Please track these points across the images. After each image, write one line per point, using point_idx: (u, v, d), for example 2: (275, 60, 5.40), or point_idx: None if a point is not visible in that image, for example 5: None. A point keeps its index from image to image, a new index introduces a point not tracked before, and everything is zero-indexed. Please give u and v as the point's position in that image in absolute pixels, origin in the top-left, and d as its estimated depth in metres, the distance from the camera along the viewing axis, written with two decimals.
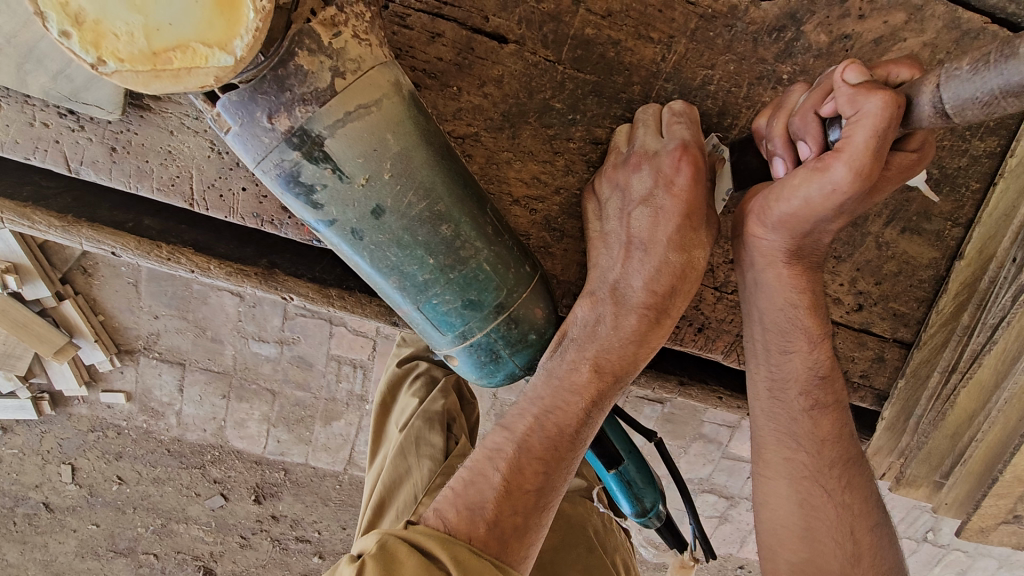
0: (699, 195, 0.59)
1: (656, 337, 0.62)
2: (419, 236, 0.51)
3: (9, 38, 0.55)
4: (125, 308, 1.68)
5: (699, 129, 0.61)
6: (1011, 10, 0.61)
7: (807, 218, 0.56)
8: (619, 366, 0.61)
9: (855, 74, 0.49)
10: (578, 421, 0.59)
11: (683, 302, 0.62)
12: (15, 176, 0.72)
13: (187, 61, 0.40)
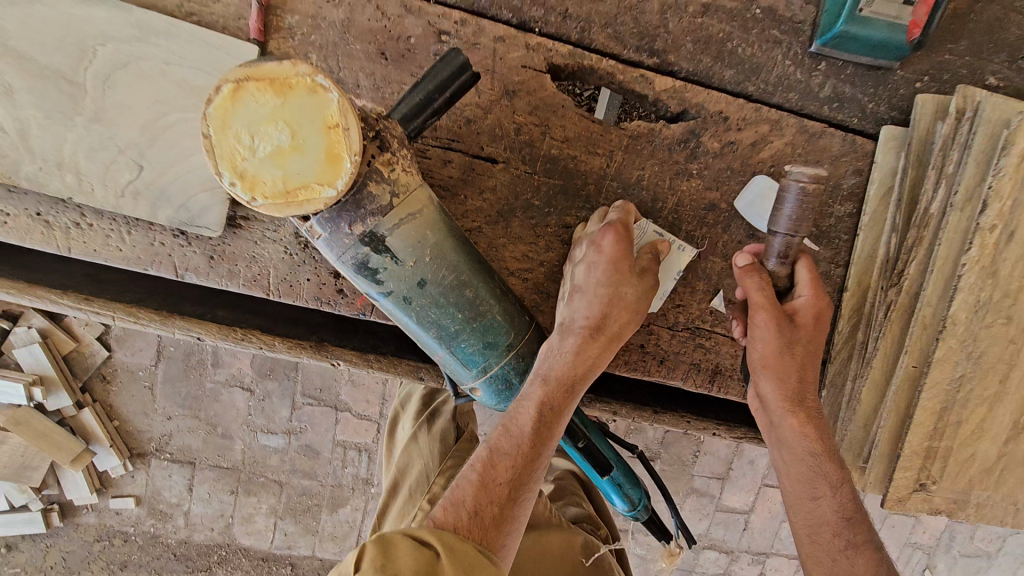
0: (619, 251, 0.79)
1: (599, 351, 0.80)
2: (450, 298, 0.72)
3: (147, 184, 0.77)
4: (139, 412, 1.92)
5: (625, 213, 0.83)
6: (840, 118, 0.90)
7: (769, 357, 0.84)
8: (574, 379, 0.77)
9: (741, 257, 0.84)
10: (538, 422, 0.75)
11: (620, 330, 0.81)
12: (120, 286, 0.93)
13: (307, 194, 0.62)
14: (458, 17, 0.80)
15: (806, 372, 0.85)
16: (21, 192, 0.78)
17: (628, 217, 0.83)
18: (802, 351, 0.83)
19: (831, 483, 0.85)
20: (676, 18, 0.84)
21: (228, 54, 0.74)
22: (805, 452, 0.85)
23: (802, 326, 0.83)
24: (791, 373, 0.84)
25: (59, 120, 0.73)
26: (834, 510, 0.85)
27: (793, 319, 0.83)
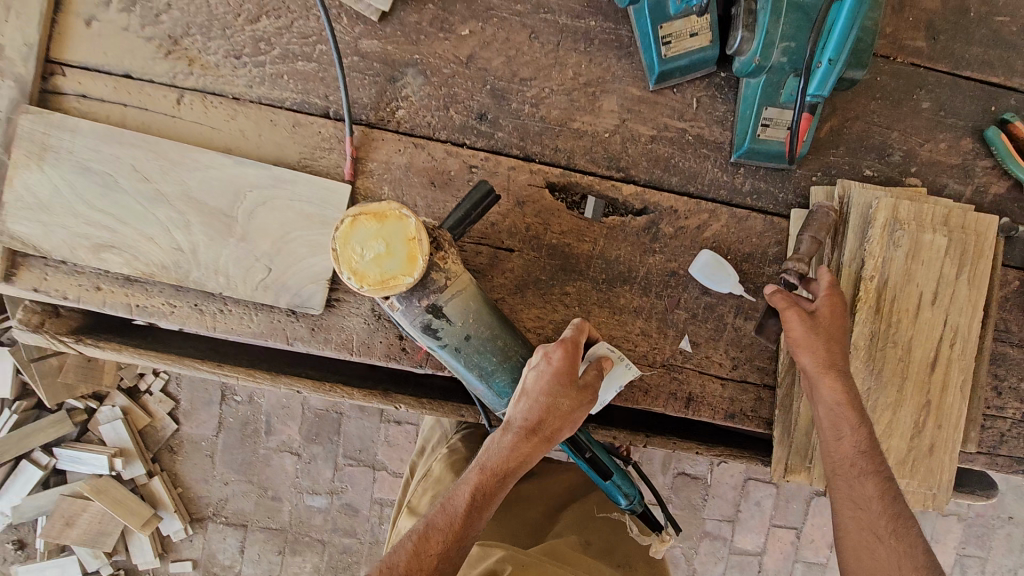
0: (560, 365, 1.00)
1: (533, 450, 1.00)
2: (487, 348, 1.04)
3: (272, 280, 1.10)
4: (199, 478, 2.29)
5: (574, 335, 1.03)
6: (761, 204, 1.24)
7: (801, 340, 1.04)
8: (503, 474, 1.00)
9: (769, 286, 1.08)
10: (467, 504, 0.98)
11: (553, 430, 1.00)
12: (238, 355, 1.26)
13: (393, 282, 0.93)
14: (483, 155, 1.17)
15: (834, 344, 1.04)
16: (182, 290, 1.12)
17: (578, 338, 1.03)
18: (825, 330, 1.02)
19: (851, 423, 1.03)
20: (634, 146, 1.21)
21: (332, 193, 1.11)
22: (834, 403, 1.04)
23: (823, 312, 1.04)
24: (820, 347, 1.03)
25: (217, 241, 1.09)
26: (854, 443, 1.03)
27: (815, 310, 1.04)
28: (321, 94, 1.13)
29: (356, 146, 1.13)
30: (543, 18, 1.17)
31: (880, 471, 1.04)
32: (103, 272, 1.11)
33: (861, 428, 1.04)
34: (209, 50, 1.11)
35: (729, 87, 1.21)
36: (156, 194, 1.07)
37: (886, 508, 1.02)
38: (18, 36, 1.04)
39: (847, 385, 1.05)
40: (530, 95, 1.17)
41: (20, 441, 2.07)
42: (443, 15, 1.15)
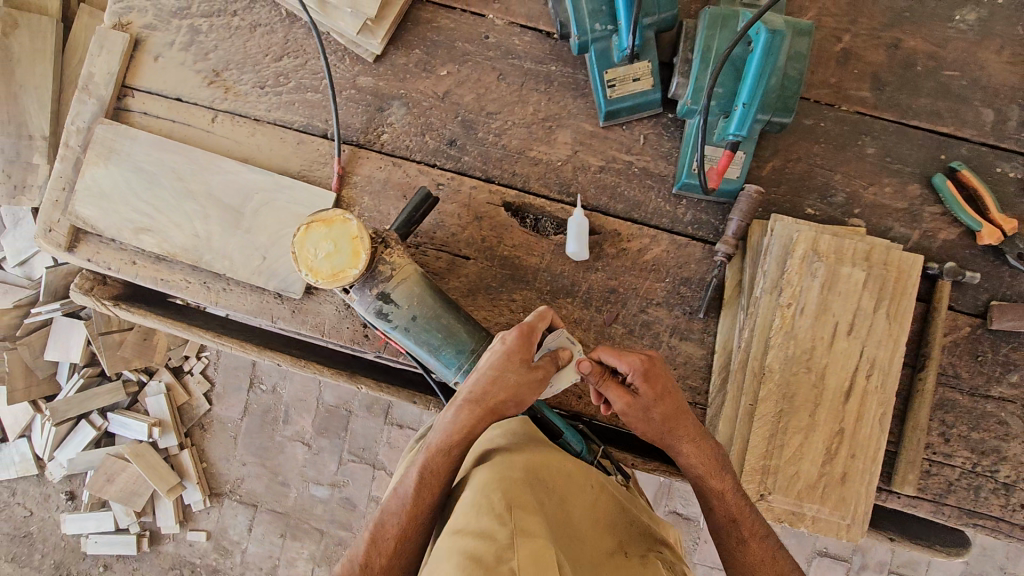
0: (511, 345, 1.12)
1: (480, 423, 1.11)
2: (431, 325, 1.21)
3: (264, 265, 1.33)
4: (222, 457, 2.56)
5: (532, 323, 1.15)
6: (700, 234, 1.34)
7: (647, 429, 1.14)
8: (451, 451, 1.11)
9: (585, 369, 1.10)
10: (416, 482, 1.09)
11: (496, 404, 1.10)
12: (251, 337, 1.55)
13: (340, 276, 1.13)
14: (449, 175, 1.36)
15: (674, 418, 1.12)
16: (196, 269, 1.37)
17: (535, 325, 1.15)
18: (659, 416, 1.12)
19: (719, 496, 1.11)
20: (584, 174, 1.36)
21: (318, 198, 1.33)
22: (696, 473, 1.12)
23: (649, 394, 1.11)
24: (666, 426, 1.12)
25: (226, 232, 1.33)
26: (724, 512, 1.11)
27: (640, 396, 1.11)
28: (323, 119, 1.38)
29: (345, 162, 1.37)
30: (510, 62, 1.37)
31: (757, 531, 1.12)
32: (140, 250, 1.38)
33: (731, 497, 1.12)
34: (242, 81, 1.39)
35: (675, 128, 1.35)
36: (184, 191, 1.34)
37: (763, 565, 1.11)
38: (104, 66, 1.36)
39: (704, 450, 1.12)
40: (494, 127, 1.37)
41: (82, 403, 2.42)
42: (426, 58, 1.37)
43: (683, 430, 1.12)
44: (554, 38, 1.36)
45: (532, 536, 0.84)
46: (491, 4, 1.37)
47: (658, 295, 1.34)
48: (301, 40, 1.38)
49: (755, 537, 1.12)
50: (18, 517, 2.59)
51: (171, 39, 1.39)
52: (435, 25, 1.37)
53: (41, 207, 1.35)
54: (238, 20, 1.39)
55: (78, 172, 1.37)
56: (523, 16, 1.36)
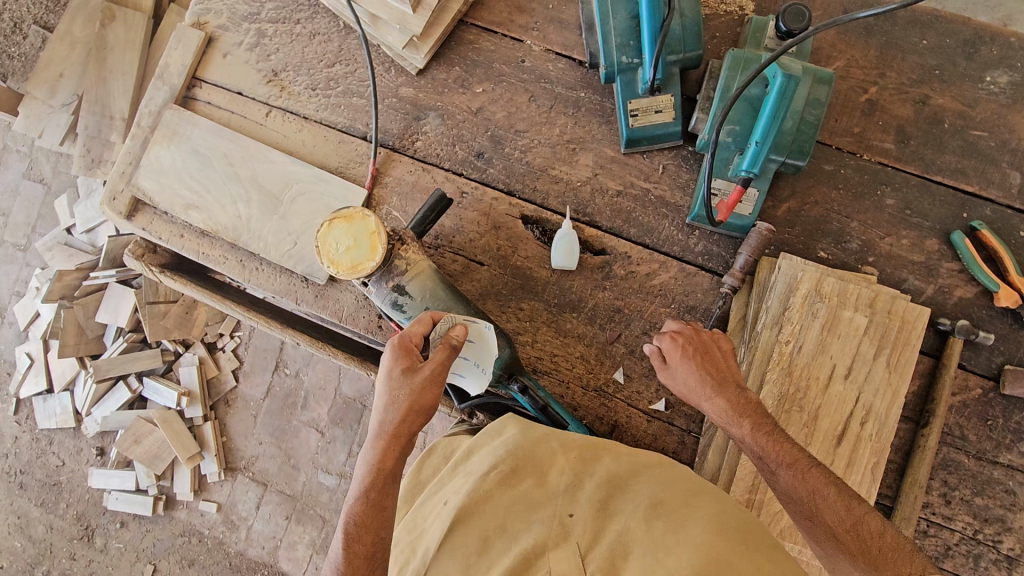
0: (387, 361, 1.12)
1: (388, 450, 1.06)
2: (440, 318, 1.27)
3: (295, 249, 1.43)
4: (241, 433, 2.68)
5: (401, 333, 1.15)
6: (710, 265, 1.37)
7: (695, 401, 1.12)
8: (374, 496, 1.04)
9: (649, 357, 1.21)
10: (348, 537, 0.99)
11: (400, 423, 1.07)
12: (281, 317, 1.67)
13: (357, 267, 1.20)
14: (474, 185, 1.44)
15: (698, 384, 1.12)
16: (235, 247, 1.49)
17: (404, 333, 1.15)
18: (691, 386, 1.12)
19: (740, 430, 1.04)
20: (601, 196, 1.41)
21: (351, 194, 1.43)
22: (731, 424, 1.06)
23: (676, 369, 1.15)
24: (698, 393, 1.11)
25: (264, 216, 1.45)
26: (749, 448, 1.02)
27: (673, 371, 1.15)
28: (364, 122, 1.49)
29: (380, 164, 1.47)
30: (542, 86, 1.45)
31: (790, 456, 0.99)
32: (188, 225, 1.51)
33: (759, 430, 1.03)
34: (297, 82, 1.52)
35: (694, 160, 1.40)
36: (233, 175, 1.46)
37: (807, 489, 0.95)
38: (180, 58, 1.52)
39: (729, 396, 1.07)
40: (521, 144, 1.45)
41: (122, 365, 2.59)
42: (464, 75, 1.47)
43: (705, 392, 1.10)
44: (586, 66, 1.44)
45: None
46: (530, 32, 1.47)
47: (662, 320, 1.37)
48: (354, 50, 1.50)
49: (787, 463, 0.98)
50: (52, 465, 2.77)
51: (240, 40, 1.54)
52: (476, 46, 1.48)
53: (108, 177, 1.50)
54: (300, 28, 1.53)
55: (144, 150, 1.51)
56: (558, 45, 1.46)
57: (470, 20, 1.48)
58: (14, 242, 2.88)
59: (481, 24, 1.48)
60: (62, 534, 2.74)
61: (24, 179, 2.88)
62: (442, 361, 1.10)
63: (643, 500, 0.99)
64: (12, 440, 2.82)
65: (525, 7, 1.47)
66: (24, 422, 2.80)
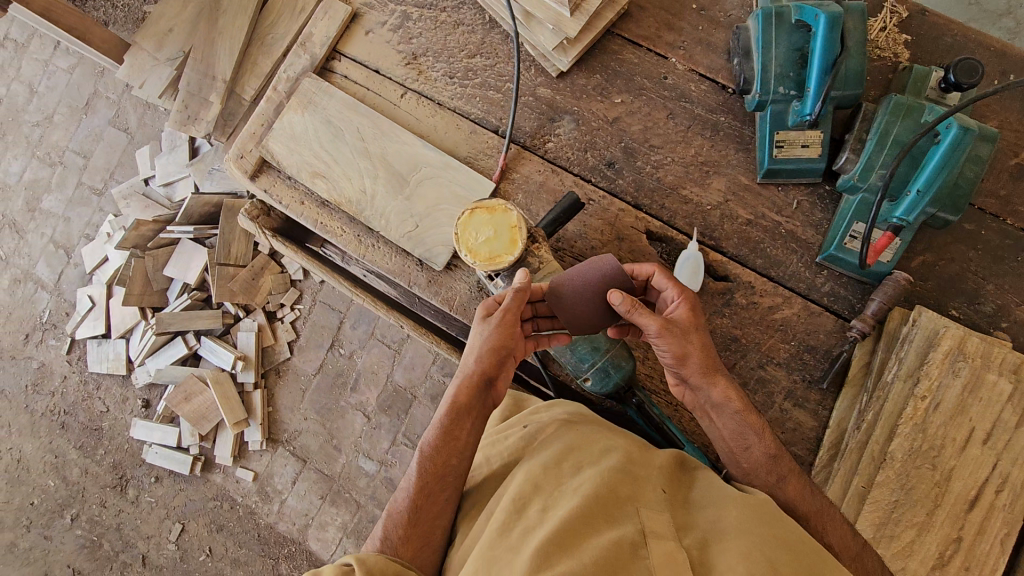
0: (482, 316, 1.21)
1: (467, 387, 1.17)
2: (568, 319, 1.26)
3: (417, 231, 1.43)
4: (288, 406, 2.69)
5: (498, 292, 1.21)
6: (834, 307, 1.35)
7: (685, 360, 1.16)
8: (448, 423, 1.16)
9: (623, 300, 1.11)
10: (424, 453, 1.16)
11: (480, 371, 1.17)
12: (387, 303, 1.81)
13: (494, 260, 1.20)
14: (602, 194, 1.44)
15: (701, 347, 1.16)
16: (354, 222, 1.49)
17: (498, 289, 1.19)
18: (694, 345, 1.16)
19: (756, 430, 1.15)
20: (730, 223, 1.40)
21: (479, 185, 1.43)
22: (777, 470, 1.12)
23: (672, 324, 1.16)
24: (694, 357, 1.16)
25: (390, 195, 1.45)
26: (764, 448, 1.14)
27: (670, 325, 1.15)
28: (497, 117, 1.48)
29: (509, 159, 1.46)
30: (682, 105, 1.44)
31: (795, 470, 1.13)
32: (309, 193, 1.52)
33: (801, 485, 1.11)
34: (435, 68, 1.51)
35: (830, 201, 1.38)
36: (363, 150, 1.47)
37: (808, 505, 1.10)
38: (324, 29, 1.52)
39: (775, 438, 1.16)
40: (653, 159, 1.43)
41: (185, 321, 2.60)
42: (605, 84, 1.46)
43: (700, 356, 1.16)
44: (730, 91, 1.43)
45: (664, 539, 0.94)
46: (676, 50, 1.45)
47: (780, 355, 1.36)
48: (496, 44, 1.50)
49: (793, 475, 1.12)
50: (95, 411, 2.79)
51: (384, 19, 1.54)
52: (620, 57, 1.46)
53: (240, 135, 1.52)
54: (445, 16, 1.52)
55: (276, 114, 1.53)
56: (703, 66, 1.44)
57: (617, 29, 1.47)
58: (90, 185, 2.90)
59: (628, 35, 1.46)
60: (96, 480, 2.76)
61: (109, 125, 2.90)
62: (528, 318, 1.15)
63: (734, 497, 1.03)
64: (60, 379, 2.83)
65: (675, 25, 1.46)
66: (74, 363, 2.82)
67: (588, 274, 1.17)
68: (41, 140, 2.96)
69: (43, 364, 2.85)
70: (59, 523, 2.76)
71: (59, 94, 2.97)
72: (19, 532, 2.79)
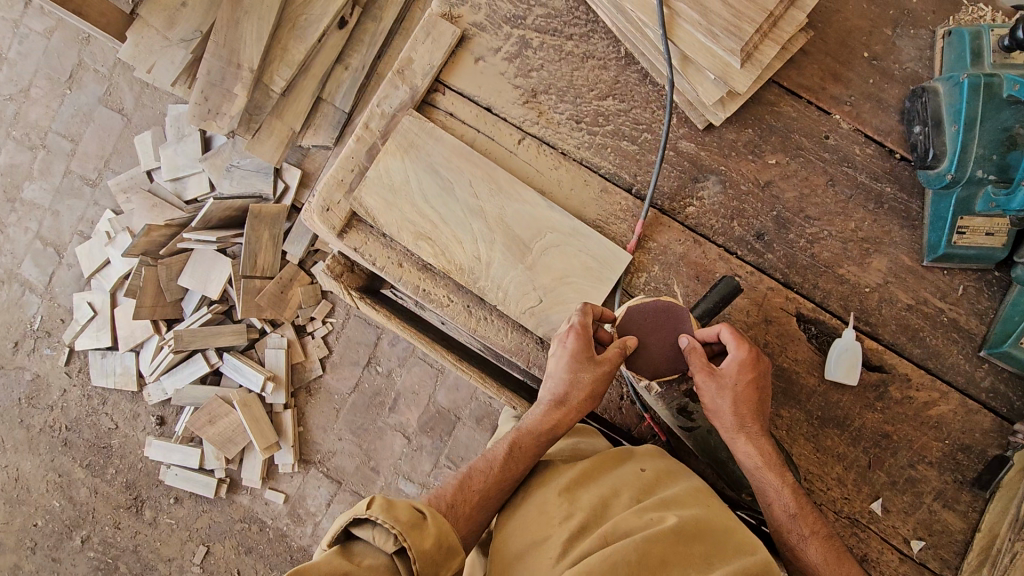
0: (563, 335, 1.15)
1: (562, 419, 1.14)
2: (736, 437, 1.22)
3: (541, 307, 1.24)
4: (319, 426, 2.48)
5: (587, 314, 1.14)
6: (991, 402, 1.25)
7: (716, 407, 1.12)
8: (540, 437, 1.15)
9: (687, 340, 1.11)
10: (506, 455, 1.13)
11: (577, 400, 1.13)
12: (476, 360, 1.61)
13: None
14: (749, 269, 1.28)
15: (742, 406, 1.11)
16: (463, 290, 1.30)
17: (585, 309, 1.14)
18: (737, 397, 1.10)
19: (775, 487, 1.10)
20: (889, 308, 1.26)
21: (615, 257, 1.24)
22: None
23: (721, 372, 1.10)
24: (728, 409, 1.11)
25: (509, 263, 1.25)
26: (783, 506, 1.10)
27: (718, 372, 1.10)
28: (632, 173, 1.29)
29: (646, 224, 1.28)
30: (844, 170, 1.26)
31: (819, 531, 1.08)
32: (407, 253, 1.31)
33: None
34: (557, 109, 1.30)
35: (998, 287, 1.24)
36: (477, 210, 1.26)
37: (832, 571, 1.05)
38: (427, 56, 1.30)
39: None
40: (809, 232, 1.27)
41: (206, 338, 2.36)
42: (757, 141, 1.28)
43: (731, 415, 1.11)
44: (896, 157, 1.25)
45: None
46: (841, 104, 1.26)
47: (933, 454, 1.26)
48: (633, 85, 1.28)
49: (817, 537, 1.08)
50: (103, 428, 2.55)
51: (497, 45, 1.31)
52: (776, 110, 1.27)
53: (325, 183, 1.31)
54: (572, 46, 1.30)
55: (370, 159, 1.32)
56: (871, 126, 1.25)
57: (775, 77, 1.28)
58: (81, 174, 2.53)
59: (787, 85, 1.27)
60: (108, 501, 2.54)
61: (100, 104, 2.51)
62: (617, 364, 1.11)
63: None
64: (59, 393, 2.57)
65: (841, 76, 1.26)
66: (76, 376, 2.56)
67: (664, 311, 1.15)
68: (17, 118, 2.56)
69: (38, 375, 2.58)
70: (68, 545, 2.55)
71: (35, 62, 2.54)
72: (23, 555, 2.57)
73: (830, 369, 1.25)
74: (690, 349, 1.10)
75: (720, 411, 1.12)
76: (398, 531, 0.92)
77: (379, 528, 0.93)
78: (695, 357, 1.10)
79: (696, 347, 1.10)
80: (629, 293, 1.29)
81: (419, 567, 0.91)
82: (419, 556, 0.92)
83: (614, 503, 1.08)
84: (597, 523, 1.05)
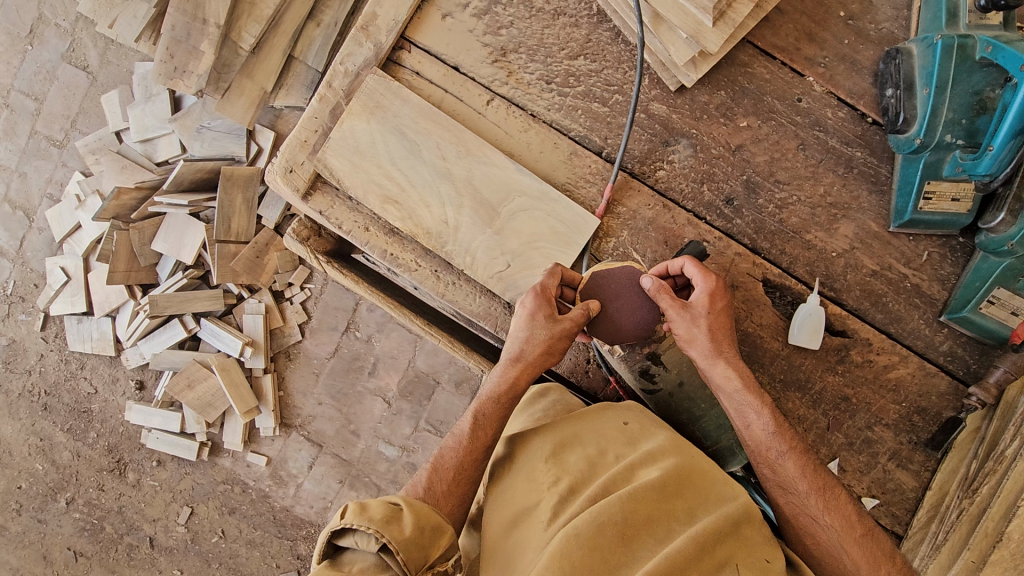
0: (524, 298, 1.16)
1: (521, 376, 1.15)
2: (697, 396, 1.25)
3: (508, 272, 1.24)
4: (300, 390, 2.49)
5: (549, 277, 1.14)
6: (949, 366, 1.27)
7: (694, 341, 1.12)
8: (504, 402, 1.15)
9: (648, 282, 1.11)
10: (472, 422, 1.14)
11: (535, 358, 1.13)
12: (450, 326, 1.62)
13: None
14: (718, 234, 1.27)
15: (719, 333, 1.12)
16: (431, 255, 1.29)
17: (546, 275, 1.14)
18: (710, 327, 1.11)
19: (747, 438, 1.12)
20: (854, 274, 1.27)
21: (581, 221, 1.23)
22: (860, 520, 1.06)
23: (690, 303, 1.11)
24: (704, 343, 1.11)
25: (477, 227, 1.24)
26: None
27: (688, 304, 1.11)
28: (603, 136, 1.26)
29: (615, 189, 1.27)
30: (815, 134, 1.25)
31: (798, 447, 1.09)
32: (374, 217, 1.30)
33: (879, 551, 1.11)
34: (527, 69, 1.26)
35: (962, 253, 1.25)
36: (444, 172, 1.24)
37: (811, 483, 1.07)
38: (392, 11, 1.26)
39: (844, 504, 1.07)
40: (778, 197, 1.27)
41: (182, 303, 2.34)
42: (729, 104, 1.26)
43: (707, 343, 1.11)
44: (868, 121, 1.24)
45: None
46: (816, 66, 1.24)
47: (889, 416, 1.29)
48: (604, 44, 1.25)
49: (796, 452, 1.09)
50: (82, 392, 2.55)
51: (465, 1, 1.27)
52: (749, 71, 1.25)
53: (288, 144, 1.28)
54: (542, 2, 1.26)
55: (334, 118, 1.29)
56: (844, 90, 1.23)
57: (750, 37, 1.25)
58: (47, 134, 2.45)
59: (761, 45, 1.24)
60: (91, 464, 2.56)
61: (63, 62, 2.41)
62: (579, 321, 1.12)
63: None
64: (36, 357, 2.56)
65: (816, 36, 1.23)
66: (52, 341, 2.55)
67: (619, 271, 1.16)
68: None
69: (15, 340, 2.56)
70: (52, 507, 2.58)
71: None
72: (9, 516, 2.60)
73: (795, 334, 1.26)
74: (654, 288, 1.11)
75: (699, 343, 1.12)
76: (376, 530, 0.94)
77: (360, 533, 0.95)
78: (662, 296, 1.11)
79: (657, 287, 1.11)
80: (597, 258, 1.28)
81: (404, 557, 0.92)
82: (401, 546, 0.93)
83: (601, 464, 1.10)
84: (586, 483, 1.07)
